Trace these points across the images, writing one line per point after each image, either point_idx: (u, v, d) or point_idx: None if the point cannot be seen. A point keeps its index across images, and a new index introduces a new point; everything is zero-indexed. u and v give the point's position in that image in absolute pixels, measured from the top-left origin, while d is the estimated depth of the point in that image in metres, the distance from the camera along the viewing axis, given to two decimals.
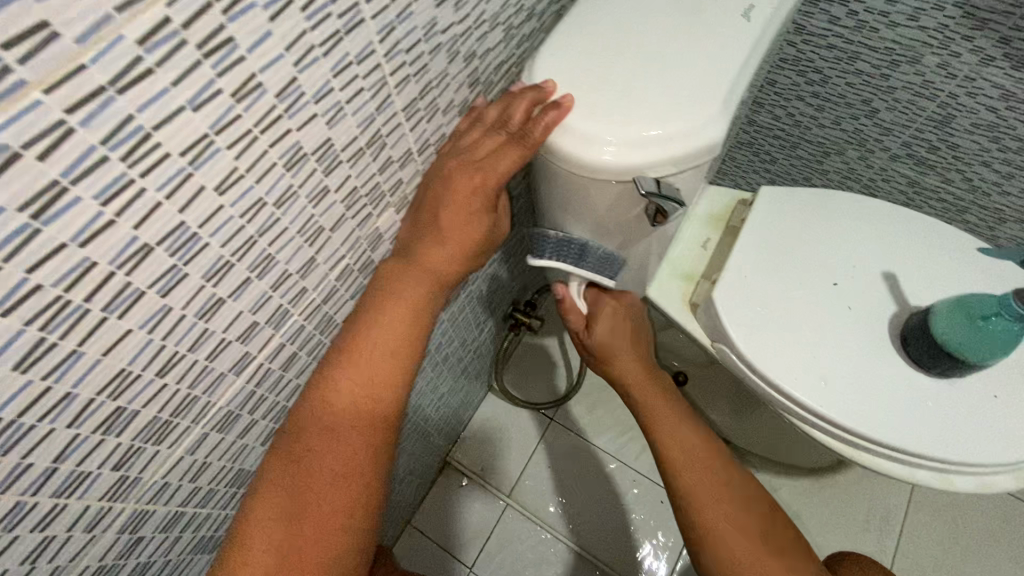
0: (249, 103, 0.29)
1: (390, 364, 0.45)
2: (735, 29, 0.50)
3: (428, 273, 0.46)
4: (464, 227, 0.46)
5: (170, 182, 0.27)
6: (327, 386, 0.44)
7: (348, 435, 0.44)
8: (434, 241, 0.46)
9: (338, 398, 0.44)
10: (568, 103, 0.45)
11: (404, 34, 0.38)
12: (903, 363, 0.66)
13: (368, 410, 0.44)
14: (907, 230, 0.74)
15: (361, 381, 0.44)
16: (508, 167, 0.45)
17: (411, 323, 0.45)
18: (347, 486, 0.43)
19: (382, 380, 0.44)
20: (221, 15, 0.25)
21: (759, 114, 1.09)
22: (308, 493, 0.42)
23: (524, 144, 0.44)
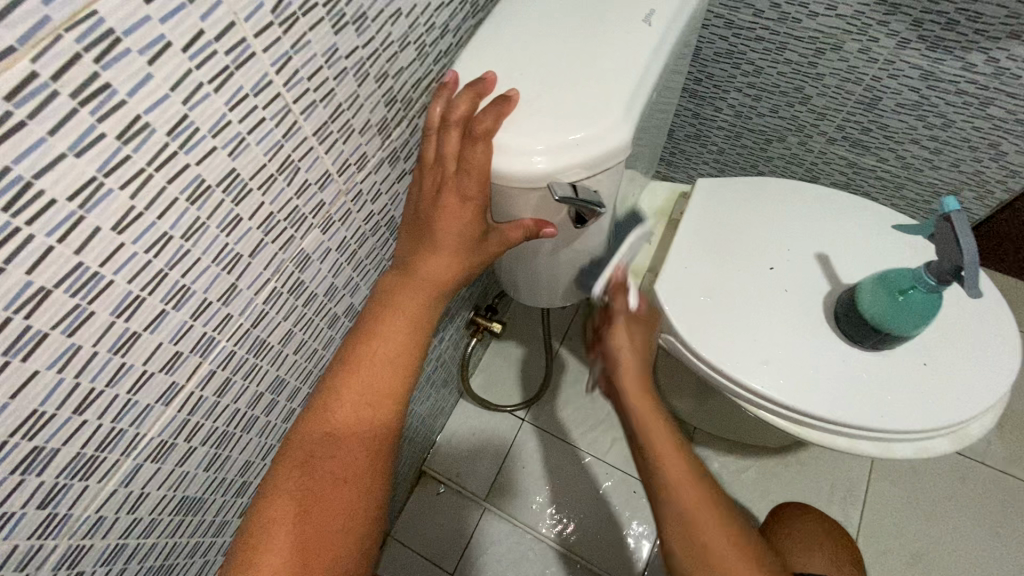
0: (138, 143, 0.30)
1: (388, 373, 0.49)
2: (638, 34, 0.53)
3: (427, 285, 0.51)
4: (459, 233, 0.50)
5: (60, 227, 0.28)
6: (332, 394, 0.48)
7: (348, 439, 0.48)
8: (430, 251, 0.51)
9: (342, 404, 0.48)
10: (513, 95, 0.48)
11: (303, 63, 0.39)
12: (837, 339, 0.69)
13: (370, 418, 0.48)
14: (836, 212, 0.77)
15: (364, 387, 0.48)
16: (489, 164, 0.48)
17: (405, 334, 0.50)
18: (347, 487, 0.47)
19: (380, 390, 0.49)
20: (93, 64, 0.27)
21: (702, 108, 1.12)
22: (309, 494, 0.46)
23: (486, 138, 0.47)
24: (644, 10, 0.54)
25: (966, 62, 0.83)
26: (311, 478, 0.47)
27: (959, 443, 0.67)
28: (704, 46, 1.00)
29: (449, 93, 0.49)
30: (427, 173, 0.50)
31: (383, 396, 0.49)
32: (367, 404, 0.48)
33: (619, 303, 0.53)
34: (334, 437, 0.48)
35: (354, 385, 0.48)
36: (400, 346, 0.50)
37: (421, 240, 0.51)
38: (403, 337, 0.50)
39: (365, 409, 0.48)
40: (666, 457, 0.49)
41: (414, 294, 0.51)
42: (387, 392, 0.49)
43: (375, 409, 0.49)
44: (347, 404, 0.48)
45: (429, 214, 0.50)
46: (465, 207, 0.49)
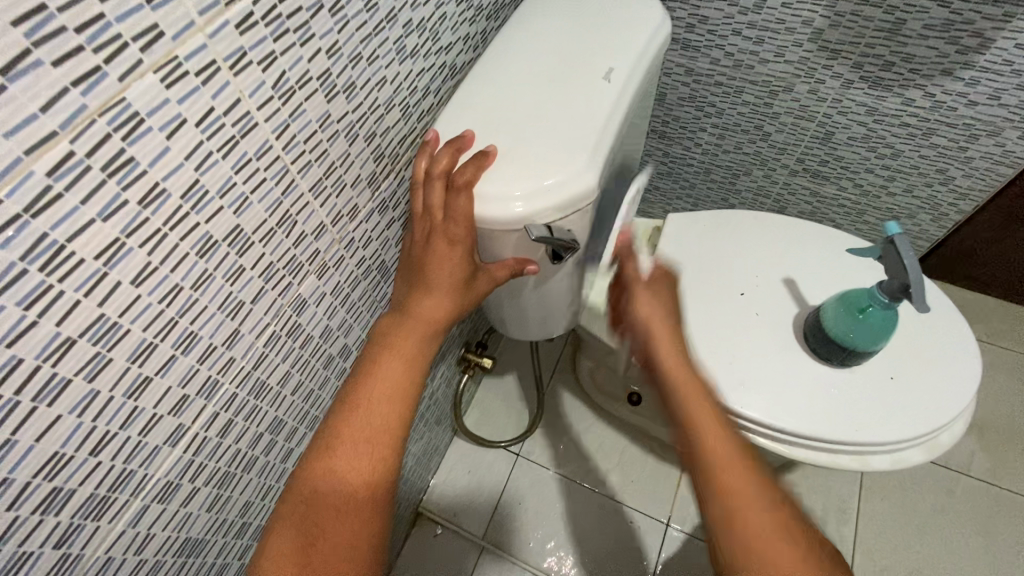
0: (156, 207, 0.34)
1: (385, 410, 0.51)
2: (599, 91, 0.59)
3: (421, 325, 0.54)
4: (450, 273, 0.54)
5: (87, 282, 0.32)
6: (333, 434, 0.50)
7: (350, 476, 0.49)
8: (424, 292, 0.54)
9: (343, 442, 0.50)
10: (492, 150, 0.54)
11: (300, 129, 0.44)
12: (808, 357, 0.73)
13: (370, 451, 0.50)
14: (798, 238, 0.82)
15: (364, 425, 0.51)
16: (470, 210, 0.52)
17: (403, 372, 0.53)
18: (350, 520, 0.49)
19: (379, 426, 0.51)
20: (120, 142, 0.31)
21: (671, 147, 1.20)
22: (316, 527, 0.48)
23: (465, 188, 0.52)
24: (603, 69, 0.61)
25: (905, 98, 0.91)
26: (316, 513, 0.49)
27: (932, 453, 0.70)
28: (668, 92, 1.08)
29: (432, 151, 0.55)
30: (417, 223, 0.55)
31: (382, 432, 0.51)
32: (367, 440, 0.50)
33: (495, 270, 0.57)
34: (334, 473, 0.49)
35: (353, 422, 0.51)
36: (399, 382, 0.52)
37: (415, 283, 0.55)
38: (400, 374, 0.53)
39: (364, 445, 0.50)
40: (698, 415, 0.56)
41: (410, 333, 0.54)
42: (386, 429, 0.51)
43: (375, 445, 0.51)
44: (347, 442, 0.50)
45: (422, 259, 0.54)
46: (454, 249, 0.54)
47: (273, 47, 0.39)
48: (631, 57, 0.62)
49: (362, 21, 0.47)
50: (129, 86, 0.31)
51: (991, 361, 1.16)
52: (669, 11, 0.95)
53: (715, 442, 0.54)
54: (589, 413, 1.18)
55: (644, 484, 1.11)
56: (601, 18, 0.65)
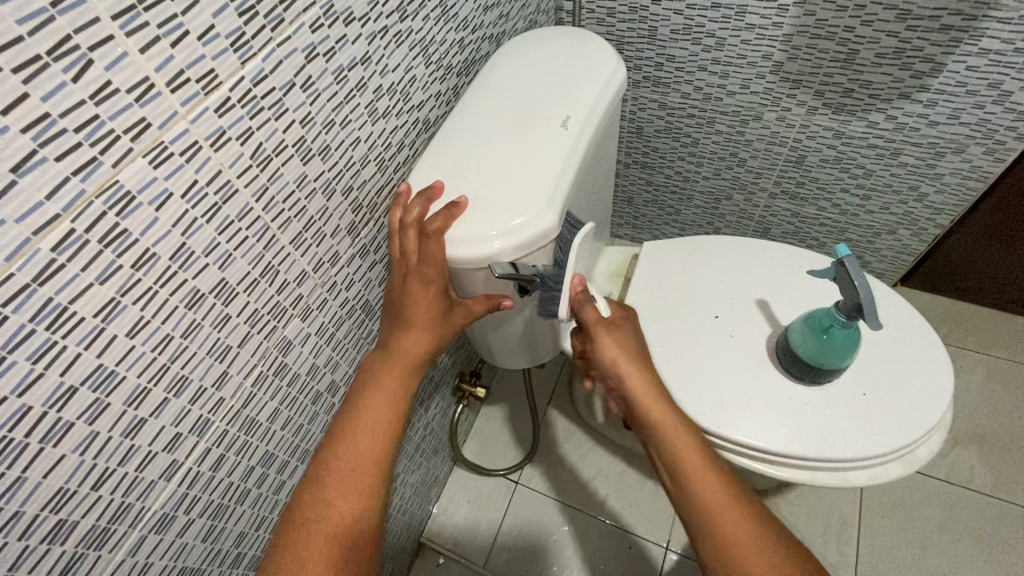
0: (148, 268, 0.40)
1: (371, 440, 0.53)
2: (557, 137, 0.64)
3: (402, 360, 0.58)
4: (427, 313, 0.59)
5: (86, 337, 0.37)
6: (322, 464, 0.52)
7: (336, 504, 0.50)
8: (404, 330, 0.59)
9: (333, 474, 0.51)
10: (463, 201, 0.58)
11: (278, 189, 0.49)
12: (782, 376, 0.75)
13: (358, 478, 0.52)
14: (769, 261, 0.85)
15: (353, 455, 0.52)
16: (441, 254, 0.57)
17: (390, 403, 0.56)
18: (342, 549, 0.49)
19: (366, 455, 0.52)
20: (115, 216, 0.37)
21: (653, 176, 1.25)
22: (305, 553, 0.48)
23: (434, 235, 0.57)
24: (561, 117, 0.66)
25: (869, 122, 0.95)
26: (309, 537, 0.48)
27: (910, 467, 0.71)
28: (645, 126, 1.14)
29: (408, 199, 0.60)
30: (396, 266, 0.60)
31: (370, 462, 0.52)
32: (352, 471, 0.52)
33: (473, 306, 0.62)
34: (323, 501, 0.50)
35: (343, 452, 0.52)
36: (385, 415, 0.55)
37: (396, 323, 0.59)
38: (385, 406, 0.55)
39: (353, 476, 0.52)
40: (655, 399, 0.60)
41: (392, 369, 0.57)
42: (372, 457, 0.53)
43: (364, 475, 0.52)
44: (335, 473, 0.51)
45: (401, 300, 0.59)
46: (430, 289, 0.59)
47: (249, 124, 0.44)
48: (587, 106, 0.67)
49: (333, 91, 0.52)
50: (121, 171, 0.36)
51: (989, 372, 1.15)
52: (638, 52, 1.01)
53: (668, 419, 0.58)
54: (587, 439, 1.20)
55: (644, 508, 1.11)
56: (560, 70, 0.71)
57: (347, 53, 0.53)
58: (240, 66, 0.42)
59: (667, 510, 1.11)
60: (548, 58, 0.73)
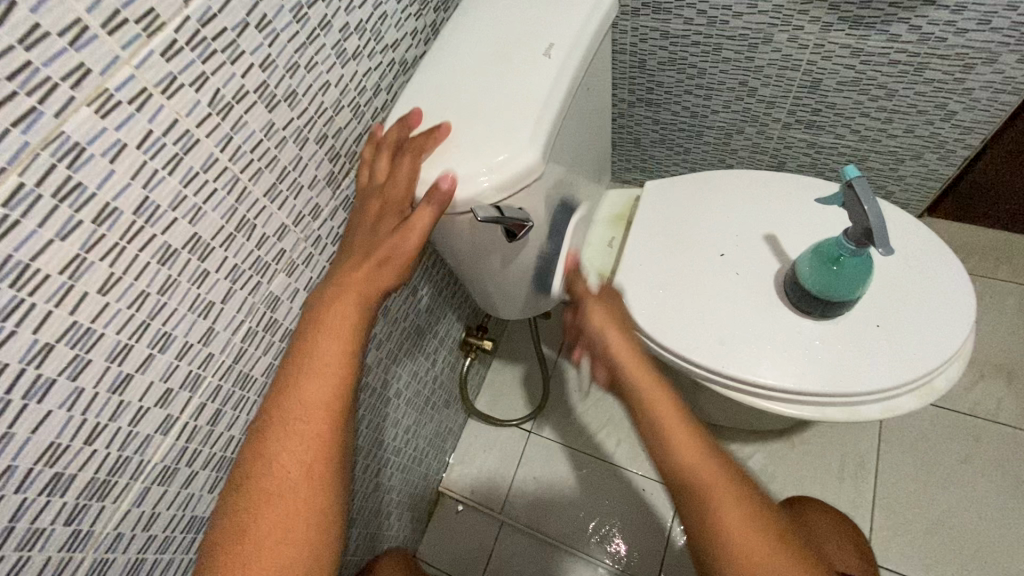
0: (111, 223, 0.39)
1: (317, 386, 0.50)
2: (540, 67, 0.60)
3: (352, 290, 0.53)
4: (386, 236, 0.54)
5: (56, 294, 0.37)
6: (267, 415, 0.50)
7: (280, 458, 0.48)
8: (358, 256, 0.54)
9: (275, 424, 0.49)
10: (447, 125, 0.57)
11: (244, 139, 0.48)
12: (789, 312, 0.73)
13: (305, 426, 0.49)
14: (777, 195, 0.82)
15: (295, 401, 0.49)
16: (414, 174, 0.56)
17: (337, 341, 0.51)
18: (287, 506, 0.47)
19: (312, 402, 0.49)
20: (66, 170, 0.36)
21: (659, 113, 1.18)
22: (251, 514, 0.47)
23: (415, 154, 0.56)
24: (544, 45, 0.62)
25: (890, 34, 0.87)
26: (256, 495, 0.47)
27: (924, 398, 0.68)
28: (648, 58, 1.07)
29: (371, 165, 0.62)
30: (366, 194, 0.58)
31: (317, 410, 0.49)
32: (298, 421, 0.49)
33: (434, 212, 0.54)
34: (268, 455, 0.48)
35: (285, 401, 0.49)
36: (334, 355, 0.51)
37: (352, 252, 0.55)
38: (331, 344, 0.51)
39: (296, 425, 0.49)
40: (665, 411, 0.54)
41: (339, 303, 0.52)
42: (317, 406, 0.49)
43: (312, 423, 0.49)
44: (278, 424, 0.49)
45: (364, 228, 0.56)
46: (385, 209, 0.56)
47: (202, 68, 0.42)
48: (571, 32, 0.63)
49: (294, 31, 0.50)
50: (66, 121, 0.35)
51: (1020, 302, 1.09)
52: None
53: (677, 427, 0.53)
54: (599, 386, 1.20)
55: None
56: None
57: None
58: (183, 5, 0.40)
59: None
60: None
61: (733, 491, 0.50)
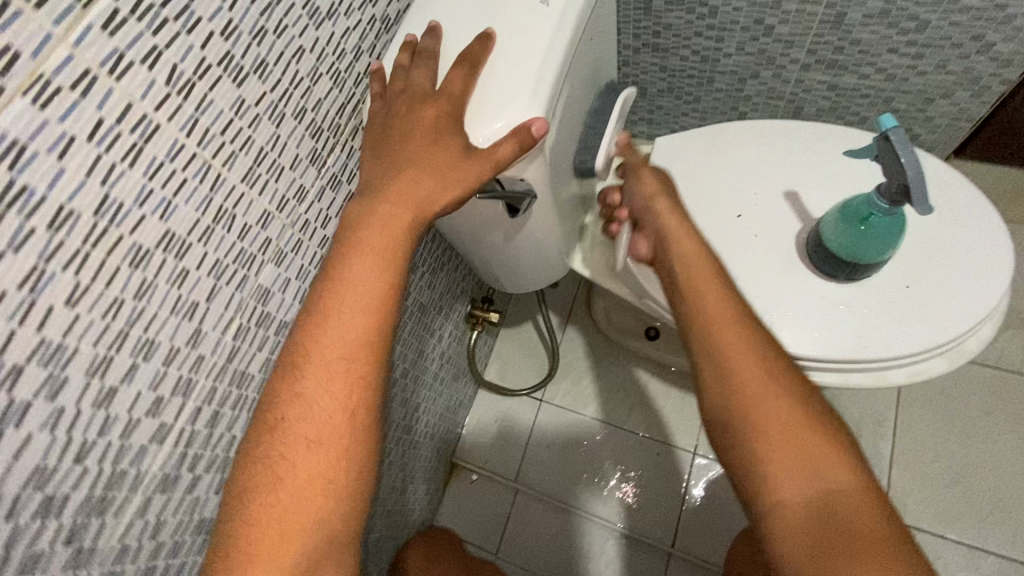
0: (70, 228, 0.35)
1: (357, 324, 0.50)
2: (537, 18, 0.54)
3: (397, 221, 0.51)
4: (434, 159, 0.51)
5: (16, 311, 0.33)
6: (307, 349, 0.50)
7: (320, 396, 0.50)
8: (402, 180, 0.52)
9: (315, 361, 0.50)
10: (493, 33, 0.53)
11: (211, 121, 0.43)
12: (813, 275, 0.68)
13: (346, 366, 0.50)
14: (796, 149, 0.76)
15: (335, 337, 0.50)
16: (466, 87, 0.52)
17: (374, 281, 0.51)
18: (323, 445, 0.49)
19: (352, 343, 0.50)
20: (7, 172, 0.31)
21: (667, 60, 1.10)
22: (290, 452, 0.49)
23: (464, 64, 0.52)
24: None
25: None
26: (298, 431, 0.49)
27: (955, 361, 0.65)
28: None
29: (406, 64, 0.55)
30: (404, 100, 0.53)
31: (356, 349, 0.50)
32: (339, 359, 0.50)
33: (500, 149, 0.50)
34: (308, 390, 0.50)
35: (326, 337, 0.50)
36: (373, 292, 0.51)
37: (391, 173, 0.52)
38: (371, 280, 0.51)
39: (334, 363, 0.50)
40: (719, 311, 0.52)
41: (381, 233, 0.51)
42: (358, 346, 0.50)
43: (353, 364, 0.50)
44: (318, 362, 0.50)
45: (404, 141, 0.52)
46: (439, 125, 0.51)
47: (154, 41, 0.37)
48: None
49: None
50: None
51: None
52: None
53: (750, 374, 0.49)
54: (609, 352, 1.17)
55: (670, 416, 1.11)
56: None
57: None
58: None
59: (696, 417, 1.09)
60: None
61: (785, 393, 0.48)
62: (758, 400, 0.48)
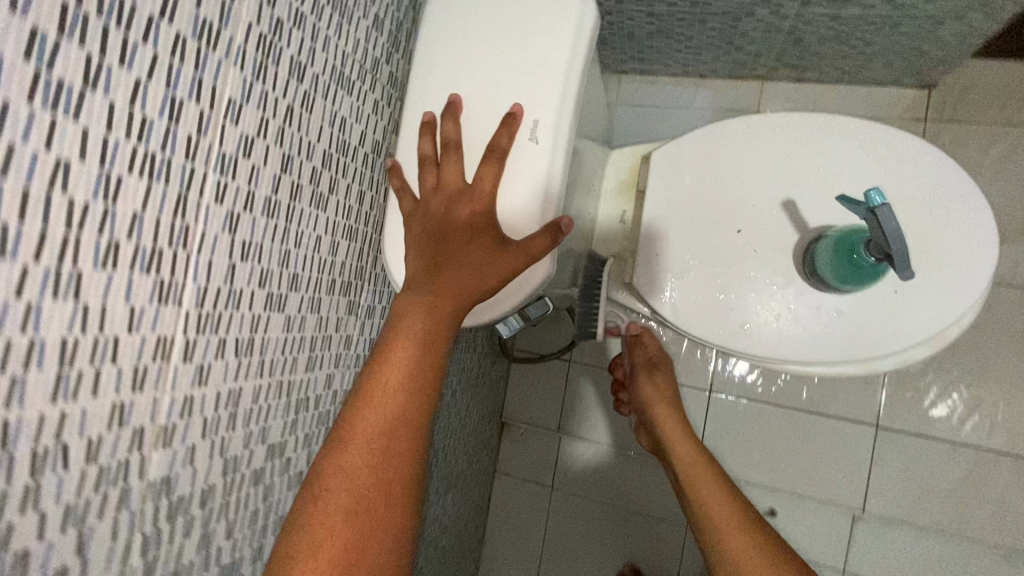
0: (213, 495, 0.45)
1: (406, 402, 0.49)
2: (529, 155, 0.55)
3: (446, 303, 0.52)
4: (475, 254, 0.53)
5: (203, 563, 0.46)
6: (350, 425, 0.48)
7: (363, 472, 0.47)
8: (444, 267, 0.53)
9: (359, 436, 0.47)
10: (517, 114, 0.55)
11: (273, 351, 0.49)
12: (808, 286, 0.75)
13: (391, 441, 0.48)
14: (792, 150, 0.77)
15: (383, 411, 0.48)
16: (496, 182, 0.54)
17: (423, 363, 0.50)
18: (358, 528, 0.46)
19: (401, 419, 0.48)
20: (168, 500, 0.41)
21: (654, 7, 1.00)
22: (325, 533, 0.45)
23: (495, 158, 0.54)
24: (528, 121, 0.55)
25: None
26: (338, 510, 0.46)
27: (938, 346, 0.74)
28: None
29: (427, 158, 0.56)
30: (434, 199, 0.55)
31: (399, 430, 0.48)
32: (383, 435, 0.48)
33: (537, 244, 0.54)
34: (349, 467, 0.47)
35: (371, 415, 0.48)
36: (417, 374, 0.49)
37: (432, 263, 0.53)
38: (422, 360, 0.50)
39: (379, 439, 0.47)
40: (671, 429, 0.77)
41: (431, 313, 0.51)
42: (406, 422, 0.48)
43: (396, 441, 0.48)
44: (362, 439, 0.47)
45: (443, 238, 0.53)
46: (476, 223, 0.54)
47: (218, 336, 0.43)
48: (555, 100, 0.57)
49: (272, 227, 0.46)
50: (149, 474, 0.39)
51: None
52: None
53: (694, 473, 0.70)
54: None
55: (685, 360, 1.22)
56: (515, 41, 0.59)
57: (266, 180, 0.45)
58: (179, 308, 0.39)
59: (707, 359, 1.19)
60: (502, 24, 0.59)
61: (712, 482, 0.68)
62: (698, 488, 0.68)
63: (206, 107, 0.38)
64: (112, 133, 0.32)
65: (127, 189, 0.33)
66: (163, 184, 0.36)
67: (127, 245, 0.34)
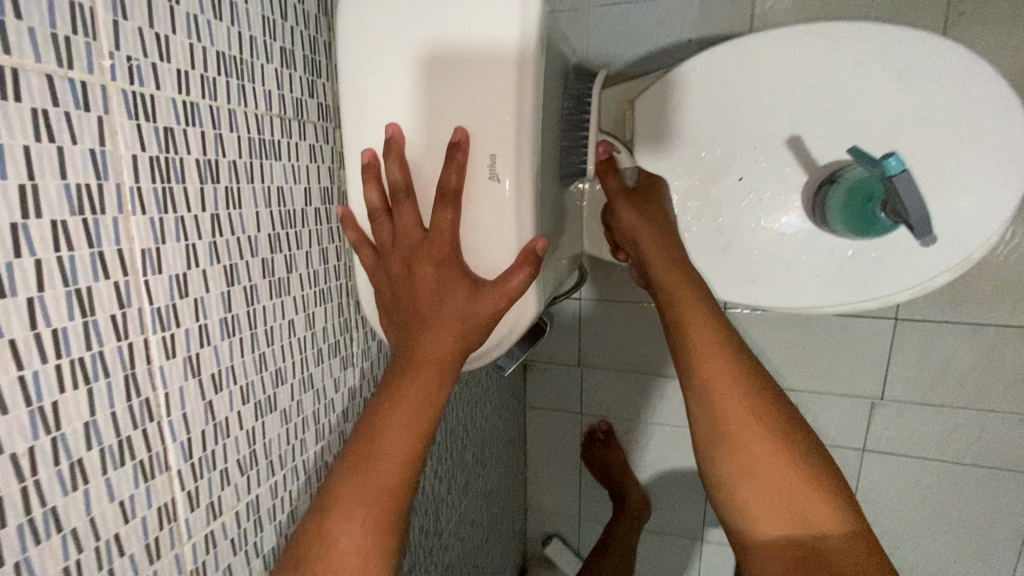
0: None
1: (398, 464, 0.45)
2: (492, 199, 0.48)
3: (430, 364, 0.48)
4: (451, 306, 0.48)
5: None
6: (341, 486, 0.45)
7: (348, 534, 0.43)
8: (422, 324, 0.48)
9: (348, 497, 0.44)
10: (461, 140, 0.47)
11: (277, 448, 0.49)
12: (820, 230, 0.70)
13: (380, 501, 0.44)
14: (795, 76, 0.67)
15: (376, 473, 0.45)
16: (456, 224, 0.48)
17: (415, 423, 0.47)
18: None
19: (391, 482, 0.45)
20: None
21: None
22: None
23: (446, 198, 0.47)
24: (484, 160, 0.48)
25: None
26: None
27: (961, 271, 0.70)
28: None
29: (378, 207, 0.50)
30: (394, 254, 0.49)
31: (382, 495, 0.44)
32: (370, 497, 0.44)
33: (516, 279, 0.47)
34: (334, 529, 0.43)
35: (360, 475, 0.45)
36: (404, 438, 0.46)
37: (410, 322, 0.49)
38: (414, 421, 0.47)
39: (365, 501, 0.44)
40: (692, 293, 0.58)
41: (419, 376, 0.47)
42: (396, 484, 0.45)
43: (384, 504, 0.44)
44: (352, 498, 0.44)
45: (412, 295, 0.48)
46: (443, 276, 0.48)
47: (216, 470, 0.42)
48: (511, 121, 0.47)
49: (238, 343, 0.44)
50: None
51: None
52: None
53: (706, 347, 0.55)
54: None
55: None
56: (447, 51, 0.48)
57: (213, 305, 0.41)
58: (169, 471, 0.38)
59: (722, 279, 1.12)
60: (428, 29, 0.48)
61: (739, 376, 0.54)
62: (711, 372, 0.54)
63: (121, 276, 0.34)
64: (25, 367, 0.29)
65: (68, 407, 0.31)
66: (106, 378, 0.33)
67: (92, 455, 0.33)
